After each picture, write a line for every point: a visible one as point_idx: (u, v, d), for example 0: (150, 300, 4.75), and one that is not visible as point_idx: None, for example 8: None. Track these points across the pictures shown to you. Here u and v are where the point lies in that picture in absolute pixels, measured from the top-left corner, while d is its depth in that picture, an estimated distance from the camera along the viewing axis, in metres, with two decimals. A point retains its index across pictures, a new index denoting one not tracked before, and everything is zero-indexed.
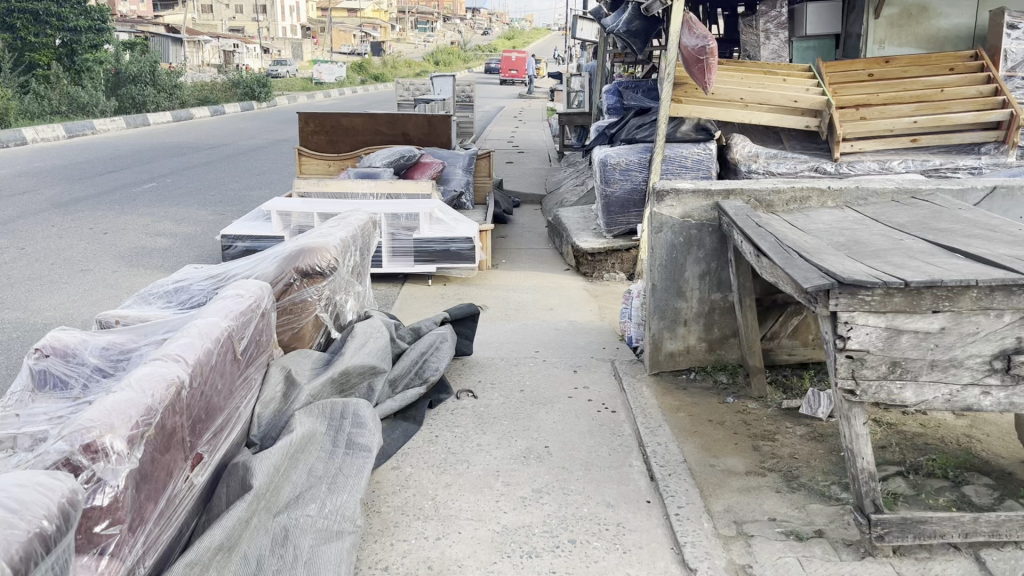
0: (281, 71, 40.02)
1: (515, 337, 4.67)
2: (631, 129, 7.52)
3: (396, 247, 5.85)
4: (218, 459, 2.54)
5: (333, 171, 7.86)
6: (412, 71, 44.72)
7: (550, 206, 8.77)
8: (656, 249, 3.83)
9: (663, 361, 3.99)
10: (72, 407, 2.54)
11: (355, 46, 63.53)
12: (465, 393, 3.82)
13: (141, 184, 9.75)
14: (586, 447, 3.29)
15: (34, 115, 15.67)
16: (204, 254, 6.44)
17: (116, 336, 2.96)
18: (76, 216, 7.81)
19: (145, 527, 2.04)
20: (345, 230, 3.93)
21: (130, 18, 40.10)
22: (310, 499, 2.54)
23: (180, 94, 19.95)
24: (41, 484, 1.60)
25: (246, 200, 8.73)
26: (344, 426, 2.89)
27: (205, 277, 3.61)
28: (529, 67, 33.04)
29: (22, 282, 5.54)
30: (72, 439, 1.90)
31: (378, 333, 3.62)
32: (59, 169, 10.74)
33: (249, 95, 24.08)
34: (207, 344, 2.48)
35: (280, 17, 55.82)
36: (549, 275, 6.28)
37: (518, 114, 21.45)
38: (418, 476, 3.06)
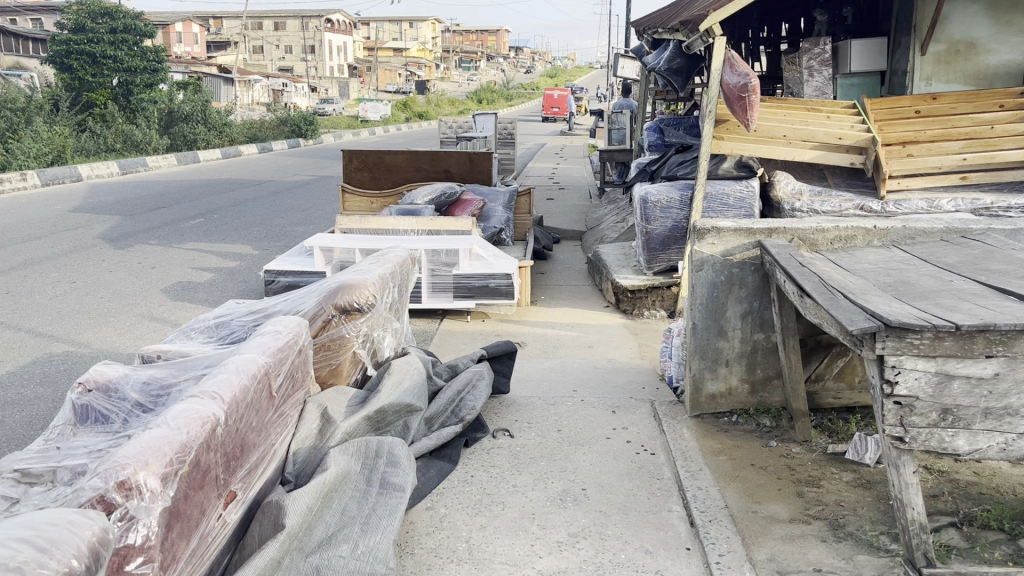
0: (328, 109, 40.81)
1: (553, 376, 4.63)
2: (672, 166, 7.49)
3: (435, 282, 5.84)
4: (251, 496, 2.53)
5: (375, 208, 7.99)
6: (454, 109, 45.26)
7: (590, 242, 8.74)
8: (697, 288, 3.77)
9: (704, 403, 3.91)
10: (111, 442, 2.55)
11: (399, 84, 64.66)
12: (501, 432, 3.78)
13: (189, 220, 9.93)
14: (624, 490, 3.22)
15: (90, 153, 16.14)
16: (248, 288, 6.53)
17: (156, 370, 2.97)
18: (126, 250, 7.99)
19: (176, 566, 2.03)
20: (384, 266, 3.94)
21: (184, 59, 41.29)
22: (342, 540, 2.50)
23: (230, 131, 20.45)
24: (72, 523, 1.59)
25: (291, 236, 8.84)
26: (378, 465, 2.85)
27: (247, 313, 3.64)
28: (570, 103, 33.20)
29: (72, 316, 5.65)
30: (107, 476, 1.89)
31: (416, 371, 3.60)
32: (112, 205, 11.04)
33: (297, 133, 24.54)
34: (243, 381, 2.48)
35: (327, 57, 57.13)
36: (588, 312, 6.24)
37: (559, 151, 21.46)
38: (452, 518, 3.02)
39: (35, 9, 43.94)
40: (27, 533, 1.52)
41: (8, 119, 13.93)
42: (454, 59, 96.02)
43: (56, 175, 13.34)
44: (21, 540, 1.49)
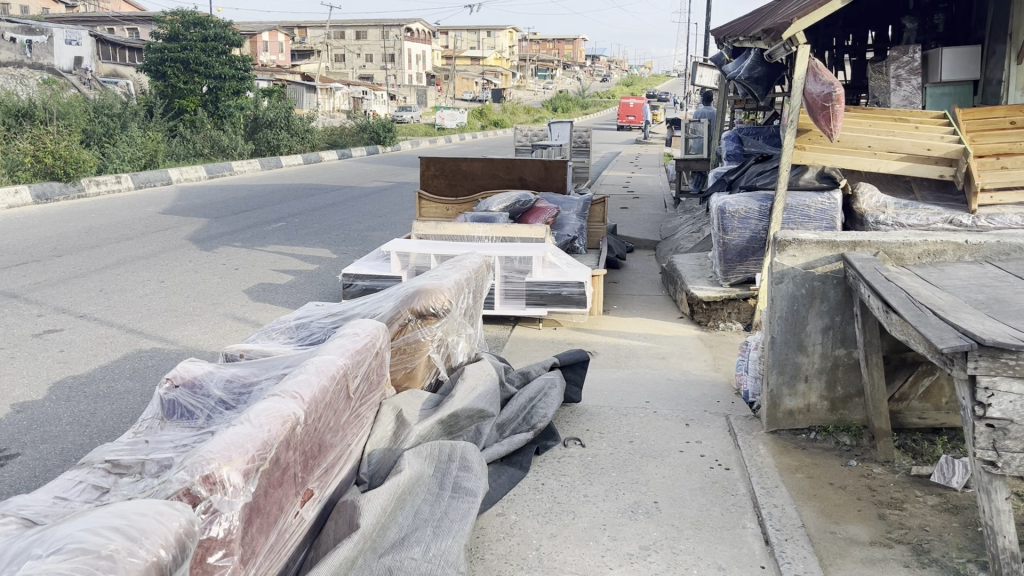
0: (406, 116, 41.53)
1: (626, 386, 4.60)
2: (751, 176, 7.36)
3: (508, 289, 5.86)
4: (327, 495, 2.58)
5: (450, 215, 8.09)
6: (530, 117, 45.43)
7: (664, 252, 8.65)
8: (776, 301, 3.70)
9: (781, 418, 3.82)
10: (196, 436, 2.63)
11: (476, 93, 65.37)
12: (573, 441, 3.77)
13: (272, 223, 10.22)
14: (698, 505, 3.17)
15: (180, 157, 16.76)
16: (326, 291, 6.67)
17: (239, 368, 3.06)
18: (212, 252, 8.25)
19: (256, 560, 2.09)
20: (460, 273, 3.98)
21: (271, 68, 42.52)
22: (414, 542, 2.53)
23: (311, 138, 21.00)
24: (160, 513, 1.65)
25: (369, 241, 9.01)
26: (450, 470, 2.87)
27: (327, 315, 3.73)
28: (647, 111, 32.88)
29: (160, 313, 5.87)
30: (193, 470, 1.95)
31: (489, 376, 3.62)
32: (200, 207, 11.44)
33: (376, 140, 24.97)
34: (323, 382, 2.54)
35: (406, 65, 58.11)
36: (662, 322, 6.18)
37: (634, 160, 21.29)
38: (523, 525, 3.02)
39: (132, 20, 45.97)
40: (119, 522, 1.57)
41: (106, 125, 14.58)
42: (530, 67, 96.54)
43: (148, 179, 13.91)
44: (113, 528, 1.54)
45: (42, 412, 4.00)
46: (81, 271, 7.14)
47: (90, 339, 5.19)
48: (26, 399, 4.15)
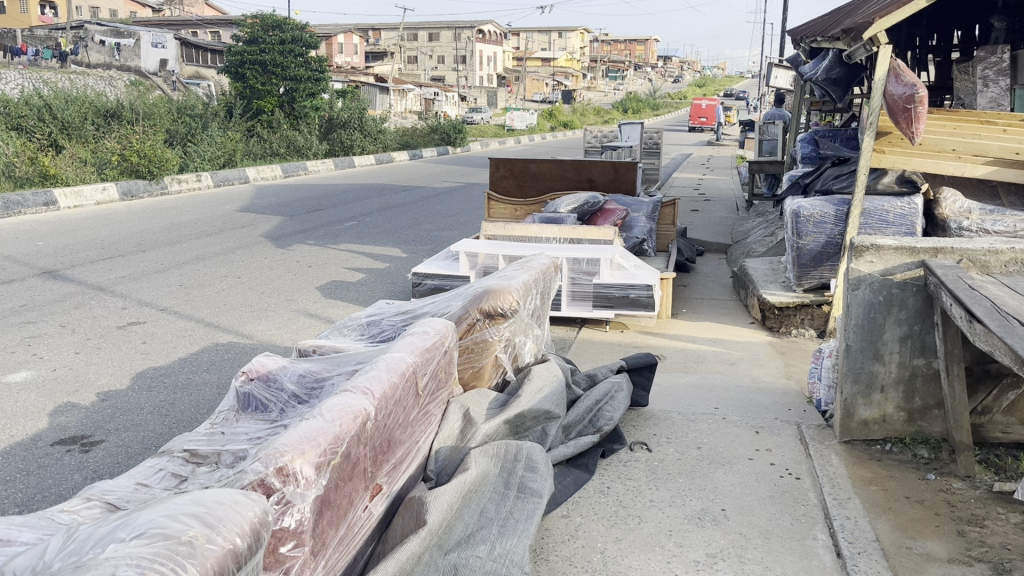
0: (476, 117, 41.79)
1: (694, 391, 4.54)
2: (827, 180, 7.18)
3: (576, 290, 5.84)
4: (395, 491, 2.62)
5: (518, 216, 8.13)
6: (600, 119, 45.24)
7: (735, 256, 8.51)
8: (852, 308, 3.60)
9: (855, 428, 3.72)
10: (270, 429, 2.70)
11: (546, 94, 65.42)
12: (639, 445, 3.74)
13: (344, 222, 10.42)
14: (767, 514, 3.12)
15: (257, 157, 17.26)
16: (396, 289, 6.77)
17: (312, 364, 3.13)
18: (287, 249, 8.45)
19: (326, 552, 2.14)
20: (528, 273, 3.99)
21: (346, 70, 43.36)
22: (480, 540, 2.55)
23: (383, 138, 21.35)
24: (237, 503, 1.70)
25: (438, 241, 9.10)
26: (516, 470, 2.87)
27: (397, 313, 3.78)
28: (719, 112, 32.37)
29: (236, 308, 6.05)
30: (267, 461, 2.00)
31: (556, 378, 3.62)
32: (276, 206, 11.73)
33: (446, 140, 25.23)
34: (393, 378, 2.58)
35: (478, 67, 58.55)
36: (732, 327, 6.08)
37: (707, 162, 20.96)
38: (588, 527, 3.01)
39: (215, 23, 47.47)
40: (198, 510, 1.62)
41: (188, 125, 15.04)
42: (601, 68, 96.04)
43: (227, 177, 14.33)
44: (193, 515, 1.60)
45: (125, 401, 4.16)
46: (163, 266, 7.40)
47: (171, 331, 5.38)
48: (110, 388, 4.33)
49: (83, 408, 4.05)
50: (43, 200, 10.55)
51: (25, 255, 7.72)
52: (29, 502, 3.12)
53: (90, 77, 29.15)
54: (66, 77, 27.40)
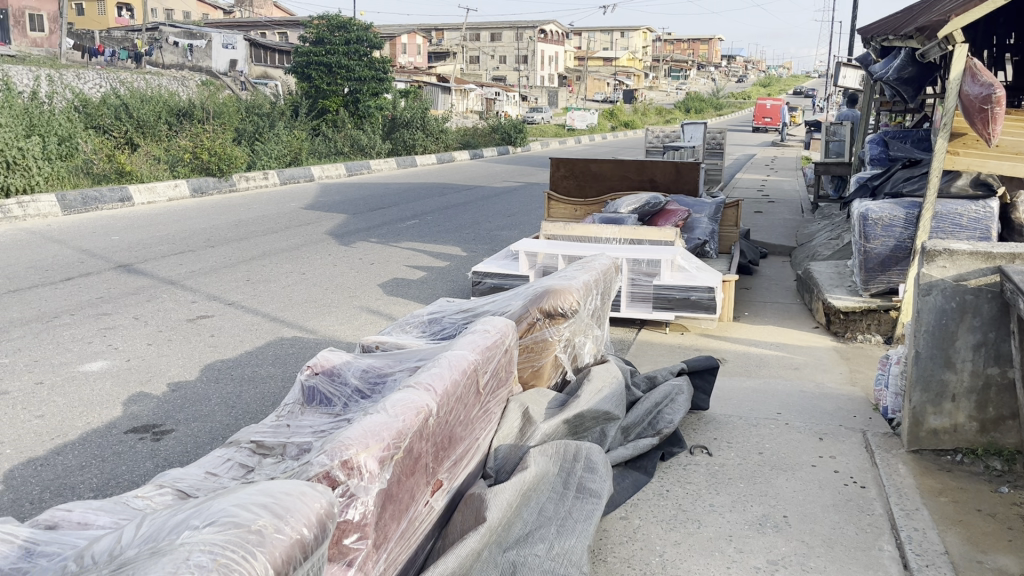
0: (536, 117, 41.82)
1: (755, 395, 4.48)
2: (897, 182, 7.00)
3: (635, 291, 5.82)
4: (455, 486, 2.65)
5: (578, 216, 8.12)
6: (662, 119, 44.83)
7: (800, 259, 8.35)
8: (923, 314, 3.52)
9: (924, 438, 3.62)
10: (333, 423, 2.76)
11: (607, 94, 65.11)
12: (699, 449, 3.70)
13: (406, 220, 10.53)
14: (830, 522, 3.06)
15: (321, 155, 17.56)
16: (456, 287, 6.82)
17: (375, 359, 3.17)
18: (350, 246, 8.58)
19: (388, 546, 2.17)
20: (589, 274, 3.99)
21: (409, 70, 43.80)
22: (539, 538, 2.56)
23: (445, 138, 21.52)
24: (304, 494, 1.73)
25: (498, 240, 9.13)
26: (576, 470, 2.87)
27: (458, 311, 3.81)
28: (784, 112, 31.76)
29: (300, 303, 6.17)
30: (332, 454, 2.03)
31: (616, 379, 3.61)
32: (339, 204, 11.92)
33: (507, 140, 25.28)
34: (455, 375, 2.60)
35: (539, 67, 58.59)
36: (796, 331, 5.97)
37: (771, 163, 20.58)
38: (646, 530, 3.00)
39: (283, 24, 48.47)
40: (267, 500, 1.66)
41: (256, 124, 15.36)
42: (664, 68, 95.11)
43: (293, 176, 14.62)
44: (262, 505, 1.64)
45: (194, 392, 4.28)
46: (231, 262, 7.58)
47: (239, 325, 5.52)
48: (180, 380, 4.46)
49: (155, 398, 4.19)
50: (118, 196, 10.92)
51: (101, 249, 8.00)
52: (104, 488, 3.23)
53: (163, 77, 30.07)
54: (141, 77, 28.30)
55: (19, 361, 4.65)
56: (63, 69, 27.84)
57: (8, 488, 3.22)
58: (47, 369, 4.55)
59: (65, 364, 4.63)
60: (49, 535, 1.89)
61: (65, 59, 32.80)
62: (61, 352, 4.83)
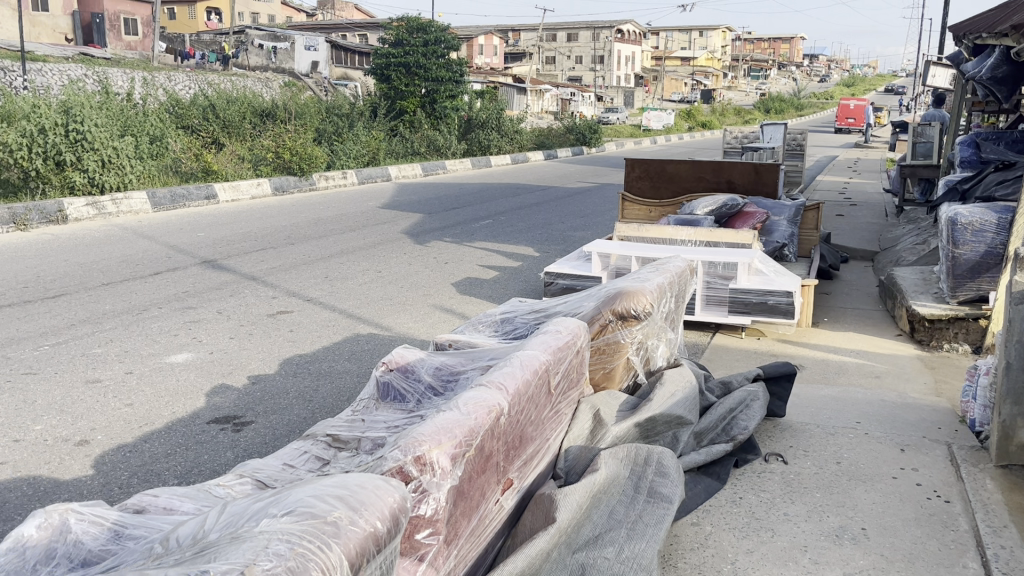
0: (612, 117, 41.58)
1: (834, 403, 4.36)
2: (989, 186, 6.73)
3: (710, 295, 5.73)
4: (525, 486, 2.66)
5: (653, 217, 8.06)
6: (740, 119, 44.04)
7: (883, 264, 8.10)
8: (1015, 324, 3.37)
9: (1014, 453, 3.44)
10: (407, 419, 2.80)
11: (685, 94, 64.32)
12: (774, 456, 3.62)
13: (480, 220, 10.61)
14: (911, 536, 2.96)
15: (398, 155, 17.85)
16: (529, 287, 6.84)
17: (448, 357, 3.21)
18: (425, 246, 8.69)
19: (458, 542, 2.19)
20: (663, 276, 3.95)
21: (485, 71, 44.11)
22: (608, 541, 2.55)
23: (519, 138, 21.61)
24: (377, 488, 1.76)
25: (572, 241, 9.12)
26: (647, 474, 2.84)
27: (531, 311, 3.82)
28: (868, 113, 30.85)
29: (376, 301, 6.28)
30: (406, 450, 2.07)
31: (689, 383, 3.57)
32: (415, 203, 12.09)
33: (582, 141, 25.20)
34: (526, 375, 2.61)
35: (615, 67, 58.31)
36: (878, 339, 5.79)
37: (854, 164, 19.98)
38: (718, 537, 2.95)
39: (363, 26, 49.43)
40: (343, 492, 1.69)
41: (336, 124, 15.68)
42: (744, 68, 93.46)
43: (371, 175, 14.89)
44: (337, 497, 1.67)
45: (273, 385, 4.40)
46: (311, 258, 7.76)
47: (316, 321, 5.65)
48: (260, 373, 4.59)
49: (236, 390, 4.32)
50: (204, 194, 11.30)
51: (188, 244, 8.29)
52: (188, 475, 3.35)
53: (248, 78, 31.01)
54: (227, 79, 29.24)
55: (111, 351, 4.86)
56: (154, 70, 28.93)
57: (99, 473, 3.36)
58: (136, 359, 4.74)
59: (153, 356, 4.82)
60: (137, 518, 1.97)
61: (158, 61, 34.11)
62: (149, 344, 5.02)
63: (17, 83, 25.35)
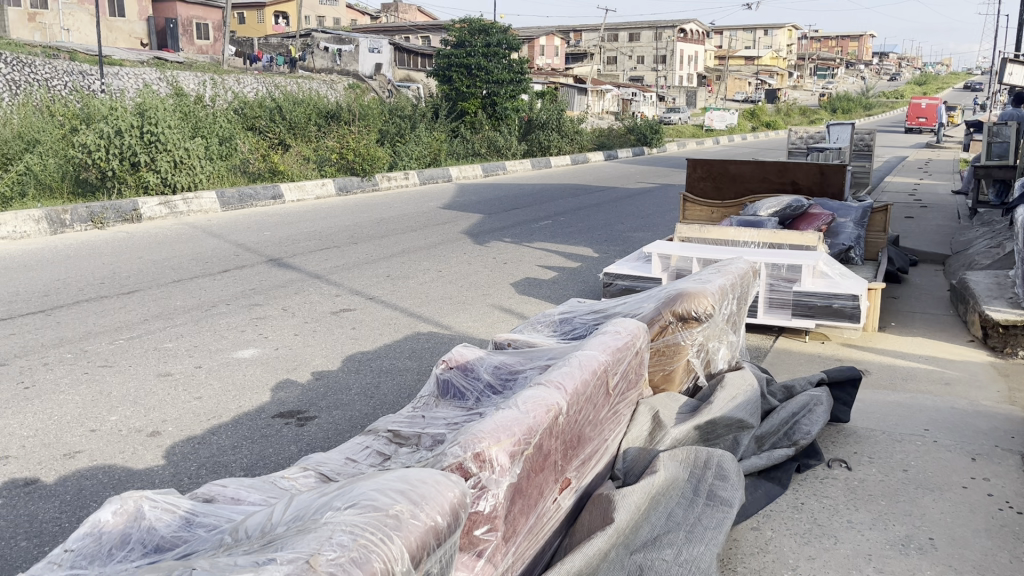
0: (674, 118, 41.18)
1: (901, 409, 4.25)
2: None
3: (773, 298, 5.63)
4: (583, 486, 2.67)
5: (715, 218, 7.97)
6: (805, 119, 43.19)
7: (955, 267, 7.86)
8: None
9: None
10: (465, 416, 2.83)
11: (749, 93, 63.35)
12: (838, 462, 3.56)
13: (540, 220, 10.63)
14: (981, 548, 2.87)
15: (459, 156, 17.99)
16: (588, 288, 6.82)
17: (506, 356, 3.23)
18: (484, 246, 8.74)
19: (516, 540, 2.21)
20: (725, 278, 3.91)
21: (546, 71, 44.14)
22: (666, 543, 2.54)
23: (579, 139, 21.60)
24: (438, 482, 1.79)
25: (632, 242, 9.07)
26: (706, 476, 2.82)
27: (590, 311, 3.82)
28: (939, 112, 29.96)
29: (437, 300, 6.34)
30: (465, 446, 2.09)
31: (751, 387, 3.52)
32: (475, 204, 12.17)
33: (642, 141, 25.06)
34: (585, 375, 2.61)
35: (678, 67, 57.77)
36: (948, 345, 5.62)
37: (925, 165, 19.42)
38: (779, 542, 2.91)
39: (426, 28, 49.94)
40: (404, 486, 1.72)
41: (399, 126, 15.86)
42: (809, 66, 91.60)
43: (432, 176, 15.05)
44: (399, 491, 1.70)
45: (335, 382, 4.49)
46: (373, 258, 7.89)
47: (378, 319, 5.74)
48: (323, 369, 4.69)
49: (300, 385, 4.42)
50: (271, 194, 11.57)
51: (255, 243, 8.49)
52: (254, 468, 3.44)
53: (314, 81, 31.65)
54: (293, 81, 29.87)
55: (181, 346, 5.01)
56: (224, 73, 29.69)
57: (169, 463, 3.48)
58: (206, 354, 4.88)
59: (221, 351, 4.95)
60: (207, 508, 2.04)
61: (227, 65, 35.02)
62: (218, 339, 5.17)
63: (95, 87, 26.25)
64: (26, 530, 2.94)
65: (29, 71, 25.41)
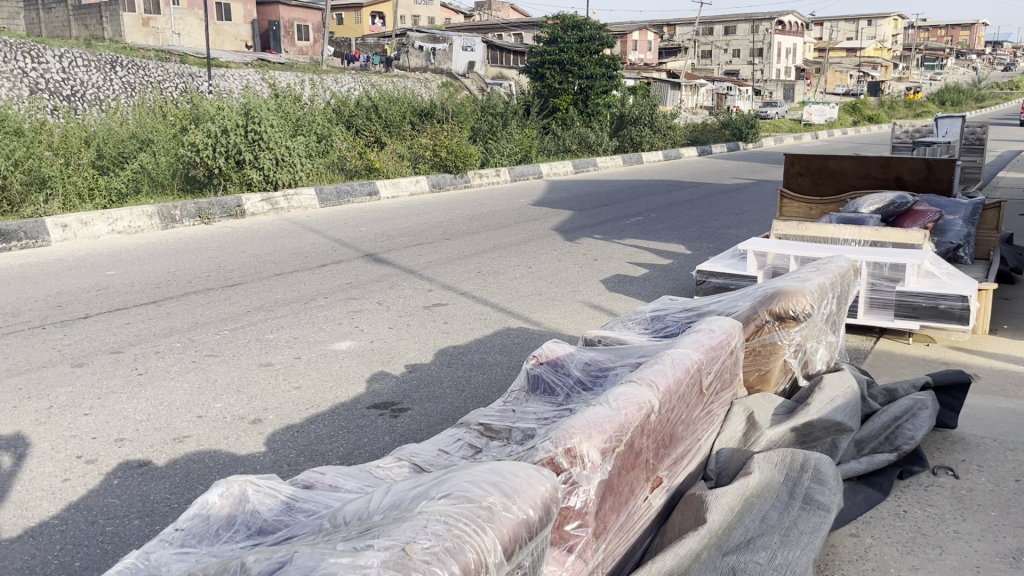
0: (770, 113, 40.11)
1: (1013, 416, 4.04)
2: None
3: (875, 298, 5.42)
4: (675, 485, 2.63)
5: (813, 215, 7.74)
6: (911, 112, 41.39)
7: None
8: None
9: None
10: (556, 412, 2.84)
11: (851, 86, 61.14)
12: (944, 469, 3.41)
13: (632, 217, 10.52)
14: None
15: (550, 153, 18.01)
16: (680, 285, 6.73)
17: (597, 353, 3.22)
18: (575, 242, 8.72)
19: (606, 536, 2.20)
20: (824, 277, 3.80)
21: (639, 67, 43.67)
22: (760, 546, 2.48)
23: (673, 134, 21.28)
24: (529, 475, 1.80)
25: (727, 239, 8.88)
26: (803, 480, 2.75)
27: (683, 310, 3.77)
28: None
29: (527, 296, 6.37)
30: (556, 442, 2.10)
31: (851, 389, 3.41)
32: (566, 200, 12.16)
33: (738, 136, 24.50)
34: (677, 373, 2.58)
35: (775, 60, 56.27)
36: None
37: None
38: (879, 550, 2.81)
39: (518, 25, 50.11)
40: (496, 478, 1.74)
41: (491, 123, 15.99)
42: (916, 57, 87.70)
43: (523, 173, 15.13)
44: (491, 483, 1.72)
45: (427, 375, 4.56)
46: (465, 254, 7.97)
47: (469, 314, 5.80)
48: (416, 362, 4.77)
49: (394, 377, 4.52)
50: (367, 190, 11.83)
51: (351, 238, 8.71)
52: (349, 457, 3.54)
53: (409, 80, 32.19)
54: (389, 80, 30.45)
55: (282, 337, 5.19)
56: (323, 74, 30.53)
57: (270, 450, 3.61)
58: (304, 345, 5.04)
59: (319, 343, 5.10)
60: (307, 494, 2.11)
61: (326, 65, 35.99)
62: (316, 331, 5.33)
63: (204, 87, 27.41)
64: (139, 509, 3.11)
65: (143, 74, 26.80)
